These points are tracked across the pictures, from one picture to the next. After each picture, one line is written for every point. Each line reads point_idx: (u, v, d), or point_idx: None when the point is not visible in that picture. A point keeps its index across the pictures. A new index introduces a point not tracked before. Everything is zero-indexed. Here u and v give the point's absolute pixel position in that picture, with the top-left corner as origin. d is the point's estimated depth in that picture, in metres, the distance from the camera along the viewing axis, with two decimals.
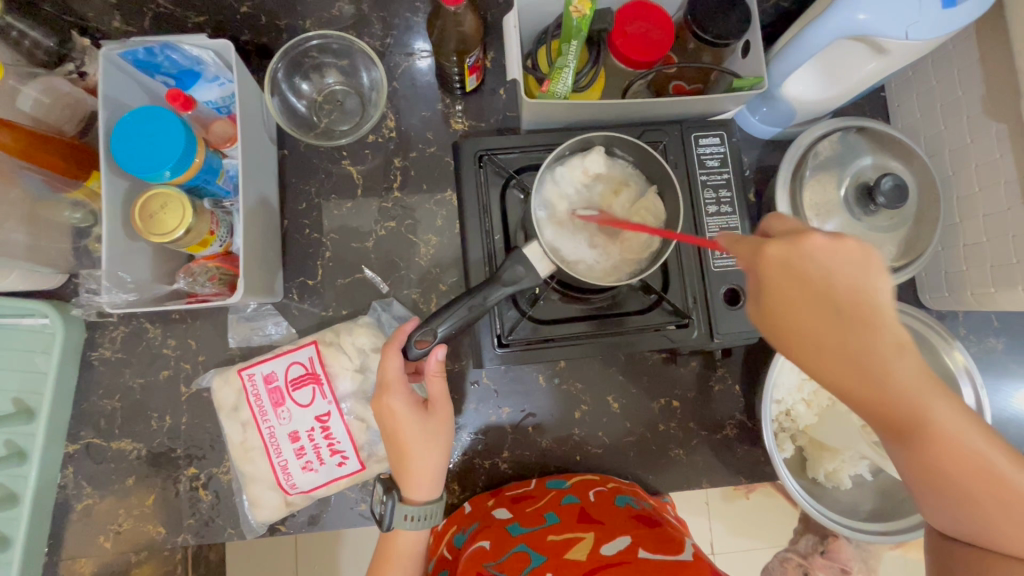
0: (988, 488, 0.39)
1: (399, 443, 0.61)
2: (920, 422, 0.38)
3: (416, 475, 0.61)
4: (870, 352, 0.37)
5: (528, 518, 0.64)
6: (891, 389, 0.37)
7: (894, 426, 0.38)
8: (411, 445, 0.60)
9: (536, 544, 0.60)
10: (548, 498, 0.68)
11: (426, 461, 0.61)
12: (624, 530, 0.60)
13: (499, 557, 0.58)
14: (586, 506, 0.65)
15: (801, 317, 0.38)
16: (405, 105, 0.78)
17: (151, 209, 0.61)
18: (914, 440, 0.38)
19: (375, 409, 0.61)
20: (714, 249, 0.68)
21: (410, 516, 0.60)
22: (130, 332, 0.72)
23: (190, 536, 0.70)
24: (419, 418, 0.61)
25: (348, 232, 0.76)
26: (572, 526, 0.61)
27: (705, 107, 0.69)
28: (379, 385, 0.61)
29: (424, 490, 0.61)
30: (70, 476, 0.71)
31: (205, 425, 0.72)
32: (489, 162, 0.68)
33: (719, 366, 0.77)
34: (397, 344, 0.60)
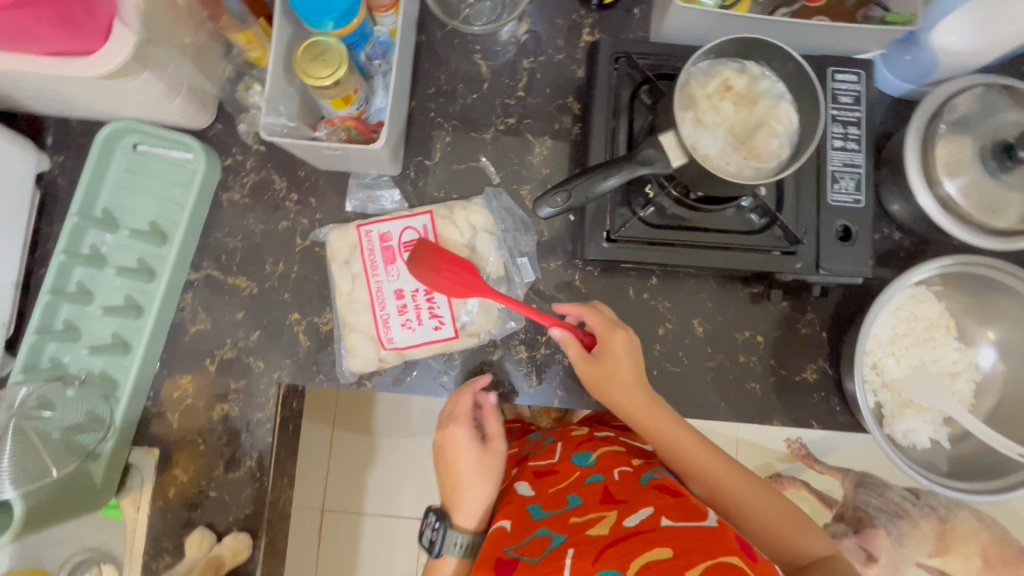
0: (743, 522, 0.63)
1: (455, 471, 0.69)
2: (734, 500, 0.63)
3: (470, 504, 0.67)
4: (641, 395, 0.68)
5: (549, 500, 0.64)
6: (727, 501, 0.63)
7: (720, 502, 0.64)
8: (465, 475, 0.68)
9: (558, 525, 0.58)
10: (572, 477, 0.66)
11: (479, 493, 0.67)
12: (648, 502, 0.58)
13: (520, 541, 0.58)
14: (610, 484, 0.63)
15: (624, 380, 0.68)
16: (541, 11, 0.81)
17: (312, 54, 0.65)
18: (732, 505, 0.63)
19: (438, 442, 0.71)
20: (834, 183, 0.69)
21: (458, 543, 0.66)
22: (259, 180, 0.78)
23: (285, 375, 0.76)
24: (478, 451, 0.69)
25: (470, 122, 0.79)
26: (596, 506, 0.59)
27: (846, 41, 0.69)
28: (448, 416, 0.71)
29: (472, 520, 0.67)
30: (188, 301, 0.76)
31: (314, 277, 0.76)
32: (625, 64, 0.70)
33: (809, 310, 0.77)
34: (471, 387, 0.72)
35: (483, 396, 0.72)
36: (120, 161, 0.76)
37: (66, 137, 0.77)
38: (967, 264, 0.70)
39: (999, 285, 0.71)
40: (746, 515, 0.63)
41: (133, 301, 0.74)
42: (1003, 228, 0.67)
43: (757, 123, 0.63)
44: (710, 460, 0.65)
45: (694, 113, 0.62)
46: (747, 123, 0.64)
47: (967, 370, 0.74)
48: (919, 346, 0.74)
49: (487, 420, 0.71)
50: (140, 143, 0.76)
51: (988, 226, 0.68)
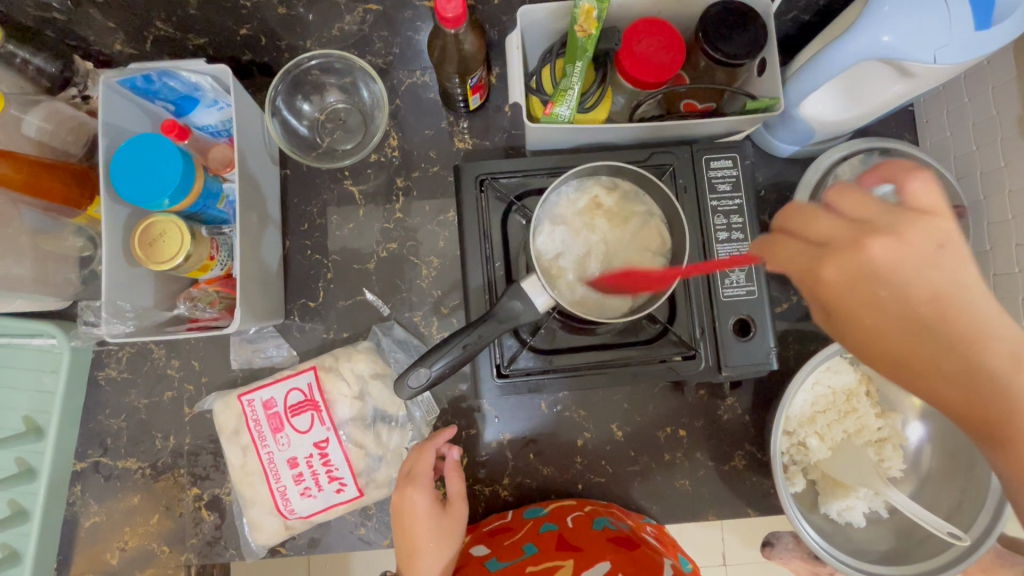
0: (985, 369, 0.33)
1: (411, 538, 0.65)
2: (928, 346, 0.34)
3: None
4: (840, 285, 0.36)
5: (506, 551, 0.66)
6: (950, 341, 0.34)
7: (906, 362, 0.35)
8: (422, 543, 0.65)
9: None
10: (525, 528, 0.68)
11: (435, 565, 0.64)
12: (602, 554, 0.61)
13: None
14: (564, 532, 0.66)
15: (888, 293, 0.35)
16: (408, 123, 0.77)
17: (151, 236, 0.61)
18: (919, 343, 0.34)
19: (395, 508, 0.66)
20: (724, 278, 0.66)
21: None
22: (134, 352, 0.73)
23: (193, 555, 0.71)
24: (436, 516, 0.65)
25: (350, 253, 0.75)
26: (551, 555, 0.63)
27: (714, 128, 0.67)
28: (406, 476, 0.67)
29: None
30: (79, 493, 0.72)
31: (208, 446, 0.72)
32: (490, 187, 0.66)
33: (727, 395, 0.75)
34: (434, 442, 0.68)
35: (446, 450, 0.68)
36: None
37: None
38: None
39: None
40: (968, 330, 0.34)
41: (18, 507, 0.69)
42: None
43: (630, 243, 0.60)
44: (884, 323, 0.35)
45: (565, 230, 0.60)
46: (620, 242, 0.60)
47: (894, 436, 0.72)
48: (841, 420, 0.72)
49: (447, 480, 0.67)
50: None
51: None
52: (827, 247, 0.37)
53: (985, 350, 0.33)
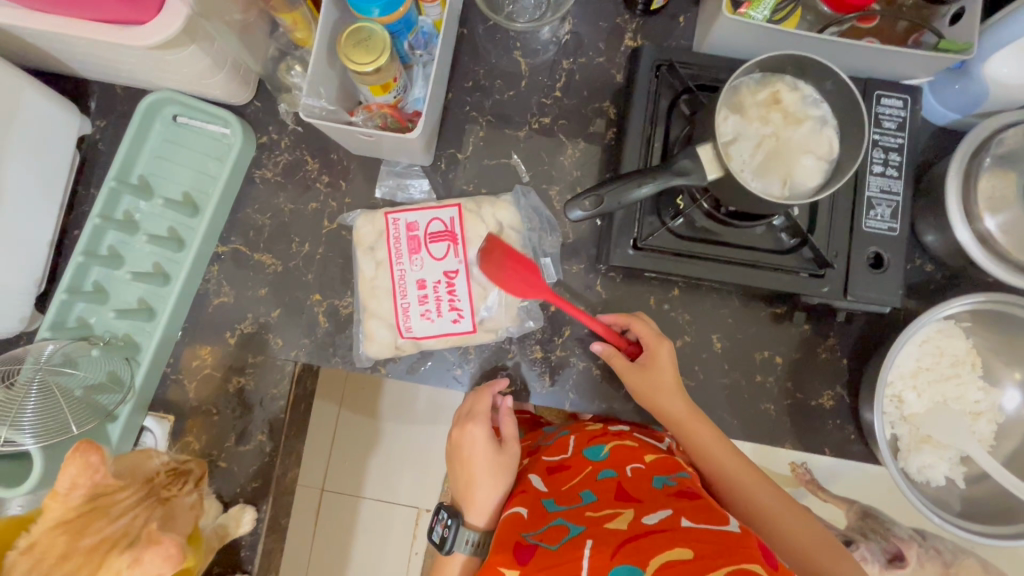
0: (768, 505, 0.62)
1: (469, 468, 0.69)
2: (760, 496, 0.63)
3: (481, 502, 0.67)
4: (694, 437, 0.67)
5: (564, 496, 0.62)
6: (764, 507, 0.62)
7: (742, 506, 0.63)
8: (478, 472, 0.68)
9: (574, 518, 0.57)
10: (585, 472, 0.65)
11: (492, 493, 0.67)
12: (665, 502, 0.55)
13: (536, 529, 0.57)
14: (624, 481, 0.61)
15: (746, 476, 0.64)
16: (586, 11, 0.80)
17: (354, 40, 0.65)
18: (756, 496, 0.63)
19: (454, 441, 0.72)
20: (869, 209, 0.68)
21: (470, 540, 0.65)
22: (292, 160, 0.79)
23: (302, 354, 0.77)
24: (493, 450, 0.70)
25: (504, 119, 0.79)
26: (612, 502, 0.58)
27: (895, 66, 0.68)
28: (467, 413, 0.72)
29: (483, 517, 0.67)
30: (213, 273, 0.78)
31: (337, 260, 0.77)
32: (665, 72, 0.70)
33: (831, 335, 0.76)
34: (491, 388, 0.72)
35: (501, 399, 0.73)
36: (159, 132, 0.77)
37: (108, 103, 0.79)
38: (1001, 301, 0.69)
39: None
40: (765, 496, 0.63)
41: (161, 269, 0.76)
42: None
43: (802, 145, 0.62)
44: (739, 475, 0.64)
45: (740, 116, 0.62)
46: (791, 142, 0.62)
47: (990, 412, 0.73)
48: (943, 382, 0.72)
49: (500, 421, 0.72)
50: (180, 114, 0.77)
51: None
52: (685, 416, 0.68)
53: (771, 509, 0.62)
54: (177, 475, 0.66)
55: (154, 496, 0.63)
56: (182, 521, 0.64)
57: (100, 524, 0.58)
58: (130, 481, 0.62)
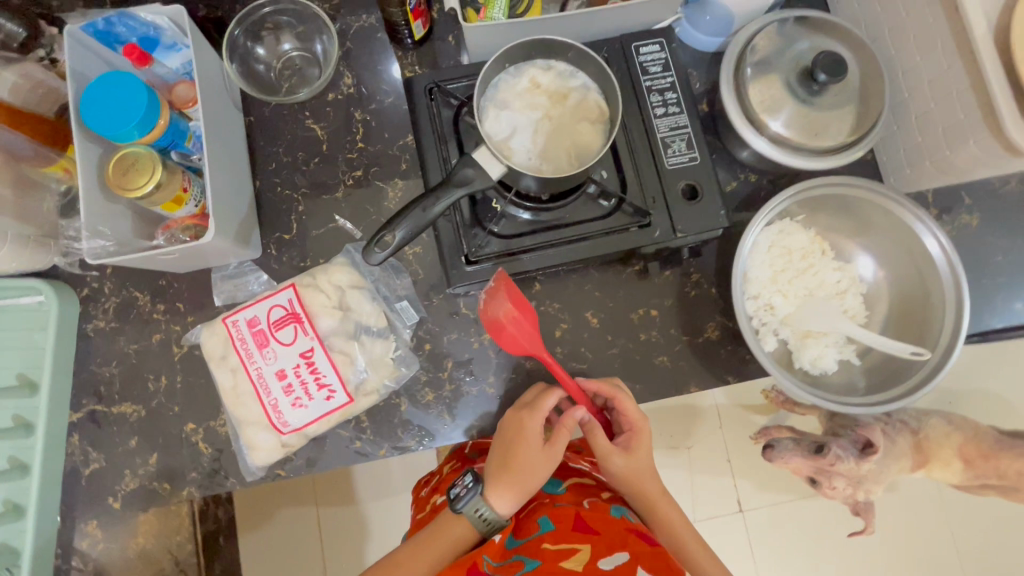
0: (701, 560, 0.72)
1: (512, 453, 0.67)
2: (702, 554, 0.72)
3: (511, 487, 0.66)
4: (678, 524, 0.73)
5: (523, 527, 0.70)
6: (696, 559, 0.72)
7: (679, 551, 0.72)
8: (520, 460, 0.66)
9: (531, 551, 0.65)
10: (542, 502, 0.72)
11: (529, 481, 0.66)
12: (623, 542, 0.65)
13: (498, 559, 0.65)
14: (582, 512, 0.68)
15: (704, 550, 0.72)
16: (359, 61, 0.82)
17: (124, 166, 0.64)
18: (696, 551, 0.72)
19: (505, 422, 0.69)
20: (666, 148, 0.70)
21: (482, 513, 0.65)
22: (121, 301, 0.76)
23: (194, 489, 0.72)
24: (541, 444, 0.68)
25: (319, 187, 0.79)
26: (569, 536, 0.65)
27: (639, 14, 0.72)
28: (528, 402, 0.69)
29: (504, 502, 0.66)
30: (76, 443, 0.73)
31: (199, 382, 0.74)
32: (439, 93, 0.71)
33: (692, 272, 0.78)
34: (620, 394, 0.70)
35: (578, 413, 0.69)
36: None
37: None
38: (810, 186, 0.73)
39: (849, 199, 0.74)
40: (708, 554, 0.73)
41: (18, 462, 0.70)
42: (834, 144, 0.71)
43: (574, 116, 0.65)
44: (693, 541, 0.73)
45: (509, 110, 0.64)
46: (563, 117, 0.64)
47: (853, 285, 0.76)
48: (800, 276, 0.75)
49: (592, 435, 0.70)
50: None
51: (820, 146, 0.71)
52: (686, 525, 0.74)
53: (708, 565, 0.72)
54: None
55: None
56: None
57: None
58: None
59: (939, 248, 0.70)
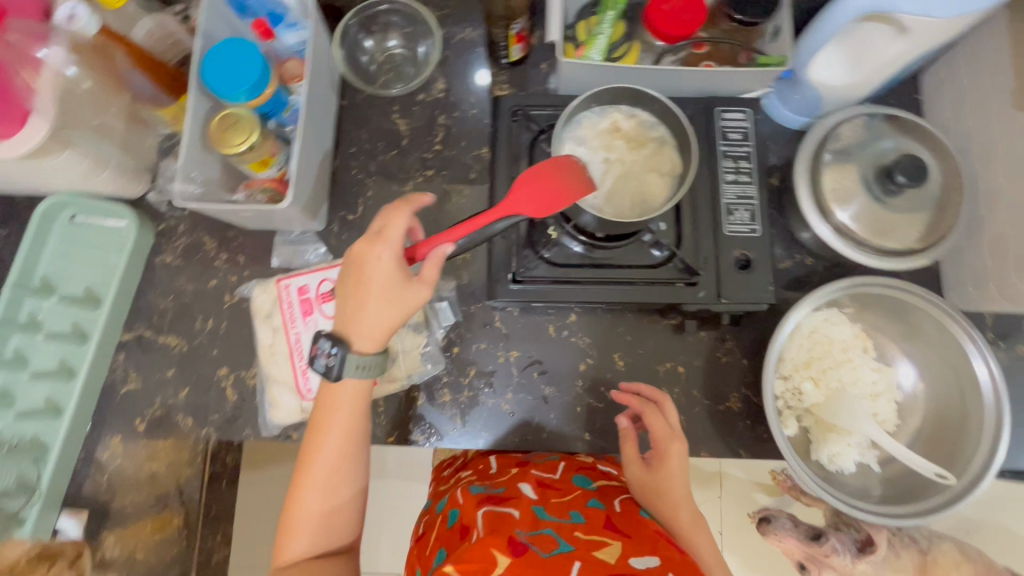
0: None
1: (361, 292, 0.59)
2: None
3: (369, 327, 0.59)
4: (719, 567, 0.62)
5: (553, 507, 0.61)
6: None
7: None
8: (370, 296, 0.59)
9: (563, 532, 0.56)
10: (574, 495, 0.64)
11: (381, 319, 0.59)
12: (654, 546, 0.55)
13: (528, 529, 0.55)
14: (612, 515, 0.60)
15: None
16: (454, 70, 0.86)
17: (226, 124, 0.69)
18: None
19: (351, 257, 0.61)
20: (729, 215, 0.72)
21: (359, 366, 0.59)
22: (190, 243, 0.82)
23: (213, 430, 0.77)
24: (400, 278, 0.58)
25: (390, 177, 0.84)
26: (600, 530, 0.57)
27: (729, 82, 0.74)
28: (376, 232, 0.60)
29: (370, 342, 0.60)
30: (120, 362, 0.79)
31: (241, 332, 0.79)
32: (522, 116, 0.75)
33: (727, 338, 0.79)
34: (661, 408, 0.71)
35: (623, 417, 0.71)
36: (58, 234, 0.80)
37: (10, 214, 0.82)
38: (865, 282, 0.72)
39: (903, 304, 0.73)
40: None
41: (66, 365, 0.77)
42: (899, 247, 0.70)
43: (647, 165, 0.66)
44: None
45: (586, 146, 0.66)
46: (635, 163, 0.67)
47: (888, 391, 0.75)
48: (837, 369, 0.74)
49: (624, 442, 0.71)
50: (78, 214, 0.80)
51: (881, 247, 0.70)
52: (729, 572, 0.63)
53: None
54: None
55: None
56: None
57: None
58: None
59: (988, 376, 0.68)
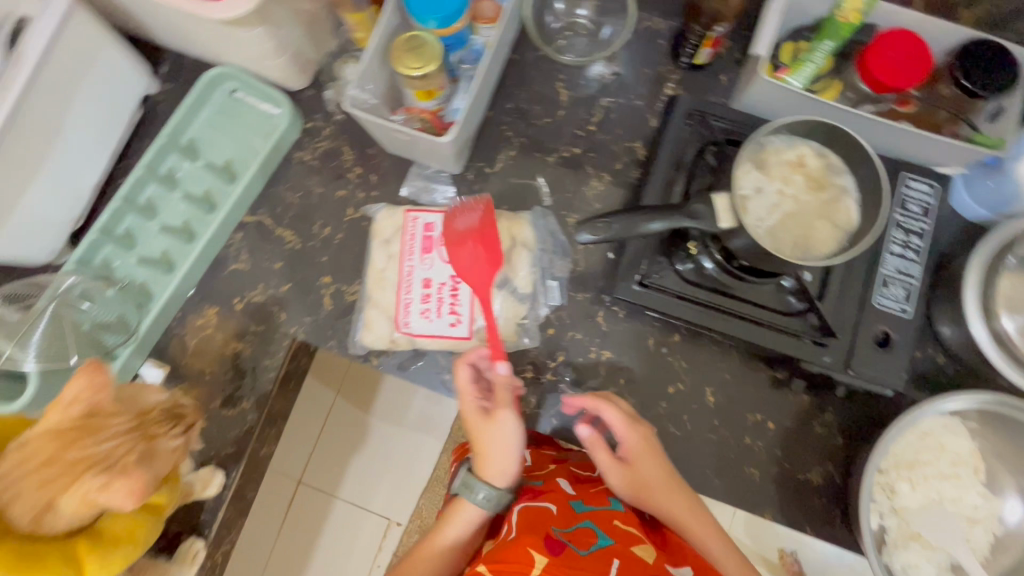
0: None
1: (475, 443, 0.68)
2: None
3: (495, 468, 0.66)
4: None
5: (591, 498, 0.68)
6: None
7: None
8: (485, 448, 0.67)
9: (602, 524, 0.63)
10: (612, 488, 0.71)
11: (500, 463, 0.66)
12: (686, 555, 0.64)
13: (567, 526, 0.62)
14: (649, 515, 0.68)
15: None
16: (631, 56, 0.84)
17: (410, 46, 0.69)
18: None
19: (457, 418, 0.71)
20: (883, 286, 0.67)
21: (479, 492, 0.66)
22: (331, 148, 0.83)
23: (300, 332, 0.78)
24: (484, 420, 0.67)
25: (536, 143, 0.82)
26: (637, 525, 0.65)
27: (927, 150, 0.69)
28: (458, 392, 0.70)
29: (497, 474, 0.67)
30: (236, 240, 0.81)
31: (353, 247, 0.80)
32: (698, 121, 0.72)
33: (828, 410, 0.74)
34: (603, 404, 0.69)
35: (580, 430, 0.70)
36: (216, 103, 0.82)
37: (177, 70, 0.84)
38: (1008, 404, 0.66)
39: None
40: None
41: (189, 228, 0.80)
42: None
43: (819, 211, 0.62)
44: None
45: (762, 172, 0.63)
46: (808, 205, 0.63)
47: (988, 520, 0.69)
48: (941, 479, 0.70)
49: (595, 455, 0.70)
50: (239, 90, 0.82)
51: None
52: None
53: None
54: (172, 416, 0.58)
55: (141, 431, 0.55)
56: (161, 463, 0.55)
57: (87, 441, 0.53)
58: (125, 410, 0.56)
59: None
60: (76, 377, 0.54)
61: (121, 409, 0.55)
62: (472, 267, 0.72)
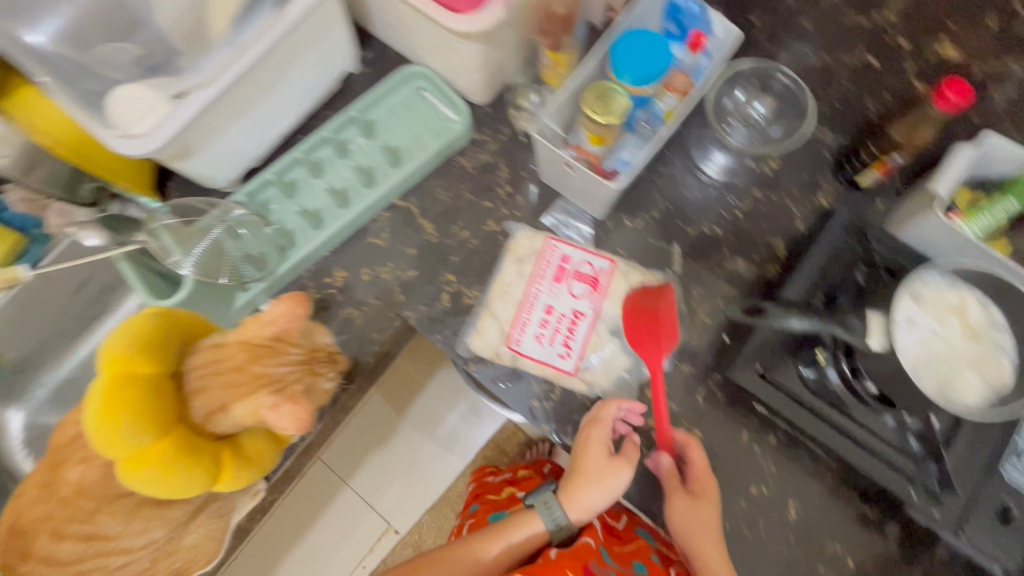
0: None
1: (578, 466, 0.70)
2: None
3: (582, 501, 0.71)
4: None
5: (616, 553, 0.77)
6: None
7: None
8: (587, 474, 0.69)
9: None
10: (635, 545, 0.81)
11: (593, 498, 0.70)
12: None
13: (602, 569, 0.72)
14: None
15: None
16: (796, 157, 0.86)
17: (601, 96, 0.74)
18: None
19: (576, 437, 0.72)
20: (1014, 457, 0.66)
21: (556, 516, 0.72)
22: (490, 162, 0.88)
23: (413, 318, 0.82)
24: (607, 456, 0.70)
25: (680, 211, 0.85)
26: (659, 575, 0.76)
27: None
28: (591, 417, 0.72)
29: (579, 508, 0.71)
30: (380, 217, 0.87)
31: (483, 256, 0.84)
32: (856, 235, 0.72)
33: (913, 566, 0.71)
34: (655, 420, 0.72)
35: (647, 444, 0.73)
36: (401, 94, 0.89)
37: (378, 59, 0.93)
38: None
39: None
40: None
41: (343, 194, 0.86)
42: None
43: (970, 360, 0.61)
44: None
45: (924, 304, 0.62)
46: (960, 350, 0.61)
47: None
48: None
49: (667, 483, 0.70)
50: (426, 89, 0.89)
51: None
52: None
53: None
54: (331, 359, 0.63)
55: (308, 365, 0.59)
56: (315, 399, 0.60)
57: (270, 360, 0.56)
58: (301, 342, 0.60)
59: None
60: (283, 300, 0.58)
61: (301, 341, 0.60)
62: (649, 335, 0.73)
